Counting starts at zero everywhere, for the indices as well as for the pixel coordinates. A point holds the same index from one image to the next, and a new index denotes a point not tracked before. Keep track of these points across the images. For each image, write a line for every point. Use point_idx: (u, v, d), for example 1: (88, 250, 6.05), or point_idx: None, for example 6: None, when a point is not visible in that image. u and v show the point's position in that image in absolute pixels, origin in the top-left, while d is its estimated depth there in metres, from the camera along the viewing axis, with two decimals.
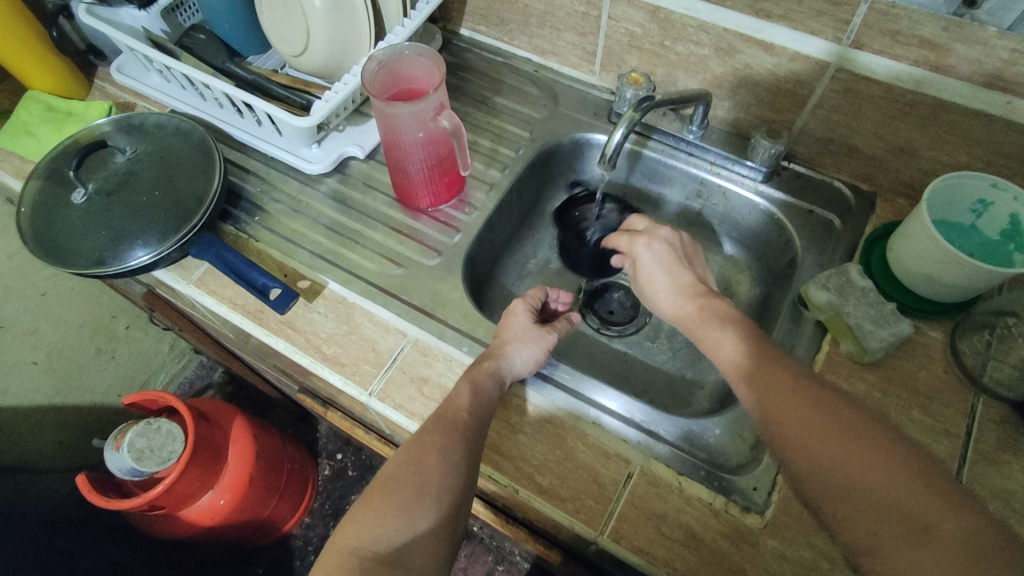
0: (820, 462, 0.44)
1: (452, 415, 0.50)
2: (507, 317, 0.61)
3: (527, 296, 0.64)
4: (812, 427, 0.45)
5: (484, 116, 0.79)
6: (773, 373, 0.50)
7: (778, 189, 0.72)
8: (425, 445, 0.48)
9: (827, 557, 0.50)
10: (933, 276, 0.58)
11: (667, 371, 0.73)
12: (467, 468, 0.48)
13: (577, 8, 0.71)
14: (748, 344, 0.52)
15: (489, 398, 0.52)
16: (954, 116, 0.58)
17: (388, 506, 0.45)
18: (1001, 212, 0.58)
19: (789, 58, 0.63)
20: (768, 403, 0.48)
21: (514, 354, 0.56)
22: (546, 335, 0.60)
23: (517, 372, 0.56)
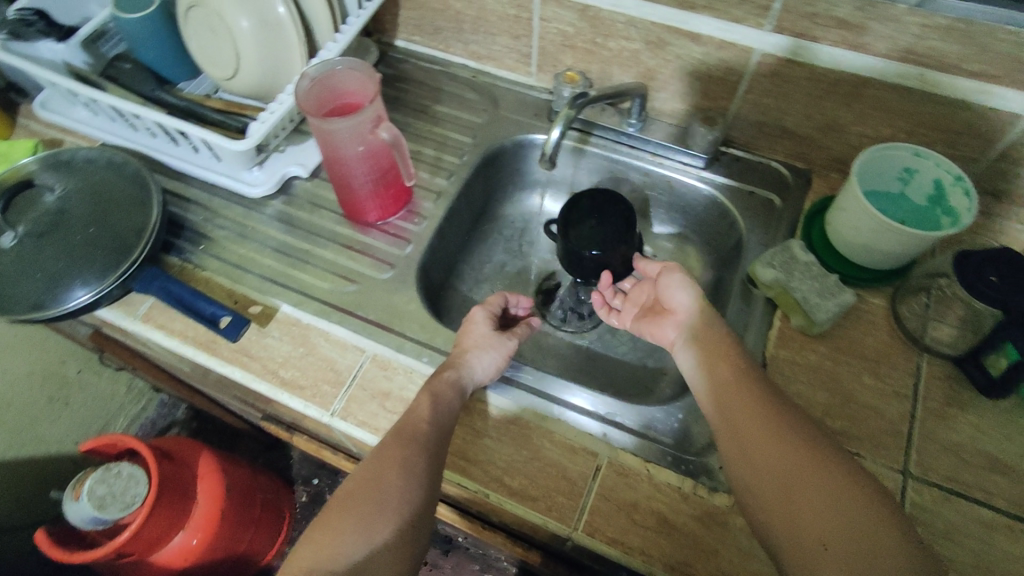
0: (770, 468, 0.46)
1: (411, 427, 0.49)
2: (472, 322, 0.61)
3: (487, 304, 0.64)
4: (764, 450, 0.47)
5: (426, 124, 0.79)
6: (736, 375, 0.53)
7: (719, 174, 0.73)
8: (386, 458, 0.48)
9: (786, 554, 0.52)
10: (869, 245, 0.60)
11: (629, 361, 0.74)
12: (428, 479, 0.48)
13: (508, 11, 0.72)
14: (716, 348, 0.55)
15: (449, 408, 0.52)
16: (874, 90, 0.60)
17: (347, 522, 0.44)
18: (926, 178, 0.61)
19: (717, 47, 0.64)
20: (731, 403, 0.51)
21: (474, 362, 0.56)
22: (505, 341, 0.60)
23: (478, 380, 0.56)
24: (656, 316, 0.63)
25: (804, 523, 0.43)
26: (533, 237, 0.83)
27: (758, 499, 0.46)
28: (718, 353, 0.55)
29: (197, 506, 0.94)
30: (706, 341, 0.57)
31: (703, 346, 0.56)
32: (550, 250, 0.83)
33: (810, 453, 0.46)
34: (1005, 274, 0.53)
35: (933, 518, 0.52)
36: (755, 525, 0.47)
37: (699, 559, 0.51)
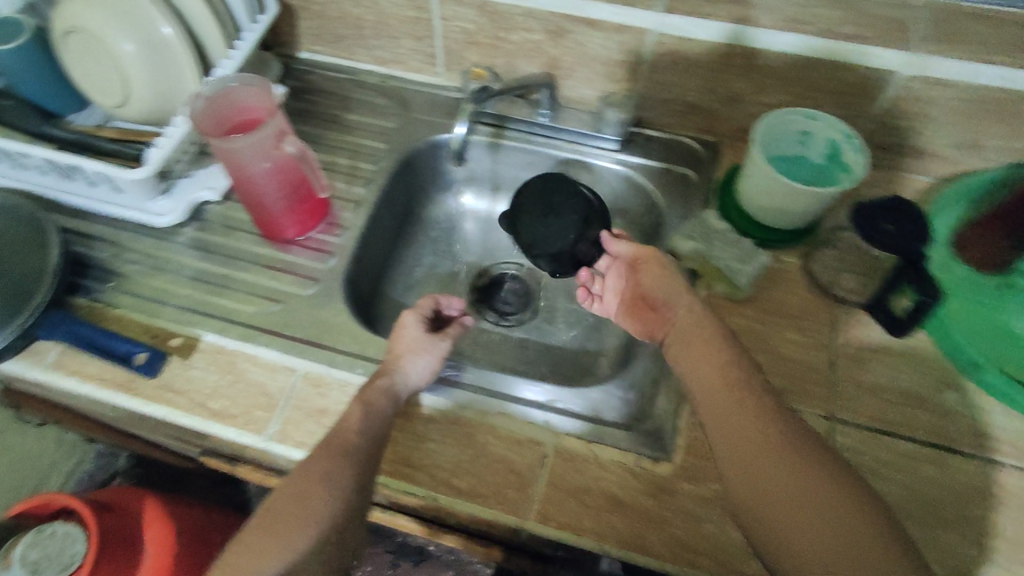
0: (745, 448, 0.47)
1: (339, 440, 0.49)
2: (403, 327, 0.60)
3: (418, 307, 0.63)
4: (739, 429, 0.48)
5: (338, 134, 0.78)
6: (725, 365, 0.51)
7: (635, 155, 0.74)
8: (310, 472, 0.47)
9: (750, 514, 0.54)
10: (779, 207, 0.63)
11: (568, 347, 0.75)
12: (354, 490, 0.48)
13: (408, 13, 0.71)
14: (703, 336, 0.54)
15: (381, 416, 0.52)
16: (765, 59, 0.63)
17: (265, 541, 0.45)
18: (821, 138, 0.65)
19: (614, 31, 0.66)
20: (724, 398, 0.50)
21: (408, 366, 0.56)
22: (438, 343, 0.60)
23: (411, 385, 0.56)
24: (636, 304, 0.62)
25: (792, 525, 0.43)
26: (459, 238, 0.83)
27: (743, 497, 0.47)
28: (698, 333, 0.54)
29: (146, 556, 0.86)
30: (693, 329, 0.55)
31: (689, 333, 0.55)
32: (479, 247, 0.83)
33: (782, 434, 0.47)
34: (900, 221, 0.56)
35: (864, 458, 0.55)
36: (740, 520, 0.47)
37: (651, 530, 0.52)
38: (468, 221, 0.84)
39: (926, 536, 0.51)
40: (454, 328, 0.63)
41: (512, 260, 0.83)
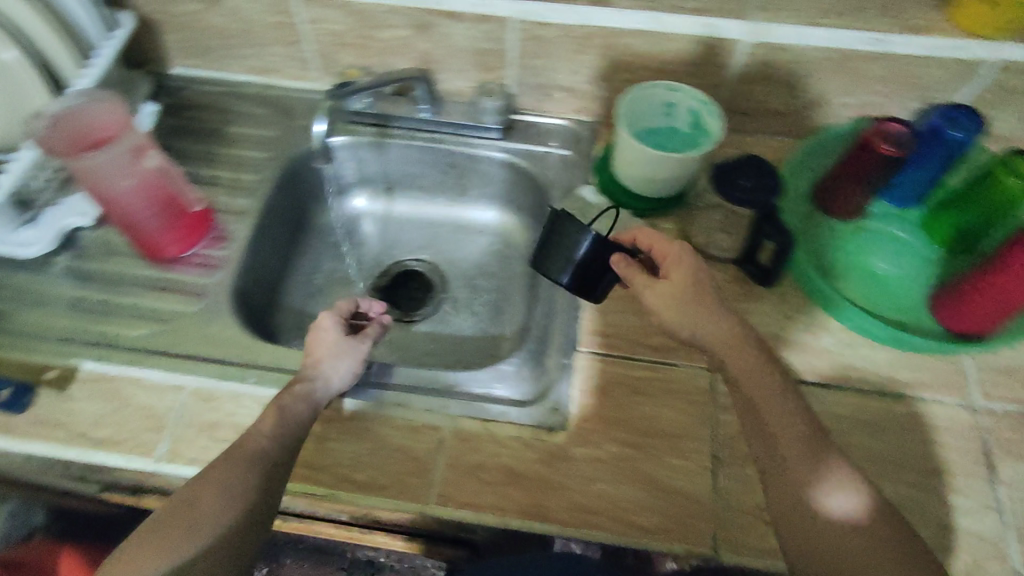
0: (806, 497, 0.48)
1: (246, 446, 0.50)
2: (318, 330, 0.58)
3: (336, 308, 0.61)
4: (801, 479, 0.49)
5: (219, 147, 0.77)
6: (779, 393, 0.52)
7: (517, 142, 0.76)
8: (214, 478, 0.48)
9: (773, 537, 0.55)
10: (649, 176, 0.66)
11: (474, 334, 0.76)
12: (258, 492, 0.49)
13: (273, 19, 0.71)
14: (750, 361, 0.53)
15: (296, 421, 0.52)
16: (621, 38, 0.66)
17: (155, 545, 0.46)
18: (683, 108, 0.68)
19: (477, 22, 0.67)
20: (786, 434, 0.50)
21: (329, 371, 0.56)
22: (360, 344, 0.58)
23: (326, 385, 0.55)
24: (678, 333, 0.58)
25: None
26: (358, 240, 0.84)
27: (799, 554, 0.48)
28: (751, 363, 0.53)
29: None
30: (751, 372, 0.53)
31: (734, 372, 0.53)
32: (379, 248, 0.84)
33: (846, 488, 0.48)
34: (751, 176, 0.62)
35: None
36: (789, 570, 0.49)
37: (549, 497, 0.54)
38: (366, 223, 0.84)
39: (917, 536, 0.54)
40: (375, 327, 0.61)
41: (410, 257, 0.83)
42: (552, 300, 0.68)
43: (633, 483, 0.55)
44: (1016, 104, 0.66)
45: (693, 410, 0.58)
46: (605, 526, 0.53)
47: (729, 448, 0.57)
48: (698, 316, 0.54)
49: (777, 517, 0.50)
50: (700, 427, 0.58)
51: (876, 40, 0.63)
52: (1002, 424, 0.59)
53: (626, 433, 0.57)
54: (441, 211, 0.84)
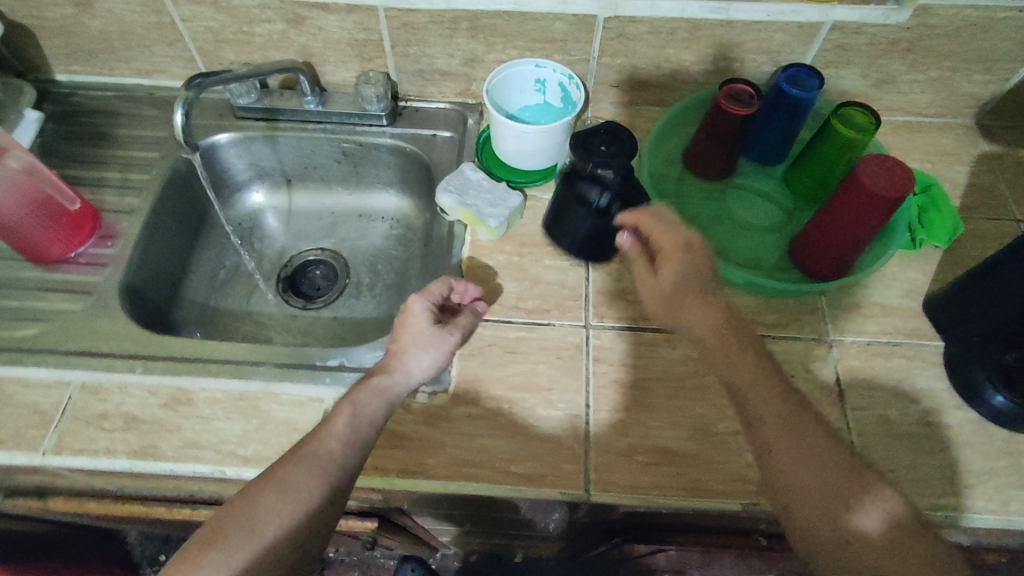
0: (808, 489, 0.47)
1: (318, 449, 0.49)
2: (411, 318, 0.58)
3: (428, 288, 0.60)
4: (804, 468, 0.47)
5: (109, 150, 0.78)
6: (775, 397, 0.50)
7: (404, 127, 0.79)
8: (280, 479, 0.48)
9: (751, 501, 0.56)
10: (521, 148, 0.70)
11: (377, 315, 0.78)
12: (327, 492, 0.48)
13: (149, 19, 0.72)
14: (770, 382, 0.51)
15: (369, 422, 0.52)
16: (486, 20, 0.69)
17: (213, 548, 0.45)
18: (552, 83, 0.73)
19: (346, 11, 0.70)
20: (808, 464, 0.47)
21: (411, 364, 0.55)
22: (446, 336, 0.58)
23: (407, 373, 0.55)
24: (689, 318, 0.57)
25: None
26: (263, 233, 0.85)
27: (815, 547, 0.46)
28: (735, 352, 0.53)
29: None
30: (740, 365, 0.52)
31: (727, 363, 0.53)
32: (283, 239, 0.86)
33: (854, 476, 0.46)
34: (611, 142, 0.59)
35: (613, 352, 0.63)
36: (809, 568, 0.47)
37: (430, 455, 0.57)
38: (269, 216, 0.86)
39: None
40: (465, 317, 0.60)
41: (313, 247, 0.85)
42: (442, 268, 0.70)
43: (512, 434, 0.58)
44: (854, 61, 0.72)
45: (566, 364, 0.62)
46: (484, 476, 0.56)
47: (601, 395, 0.60)
48: (708, 337, 0.54)
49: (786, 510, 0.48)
50: (575, 378, 0.61)
51: (719, 8, 0.67)
52: (852, 355, 0.64)
53: (505, 390, 0.61)
54: (342, 199, 0.86)
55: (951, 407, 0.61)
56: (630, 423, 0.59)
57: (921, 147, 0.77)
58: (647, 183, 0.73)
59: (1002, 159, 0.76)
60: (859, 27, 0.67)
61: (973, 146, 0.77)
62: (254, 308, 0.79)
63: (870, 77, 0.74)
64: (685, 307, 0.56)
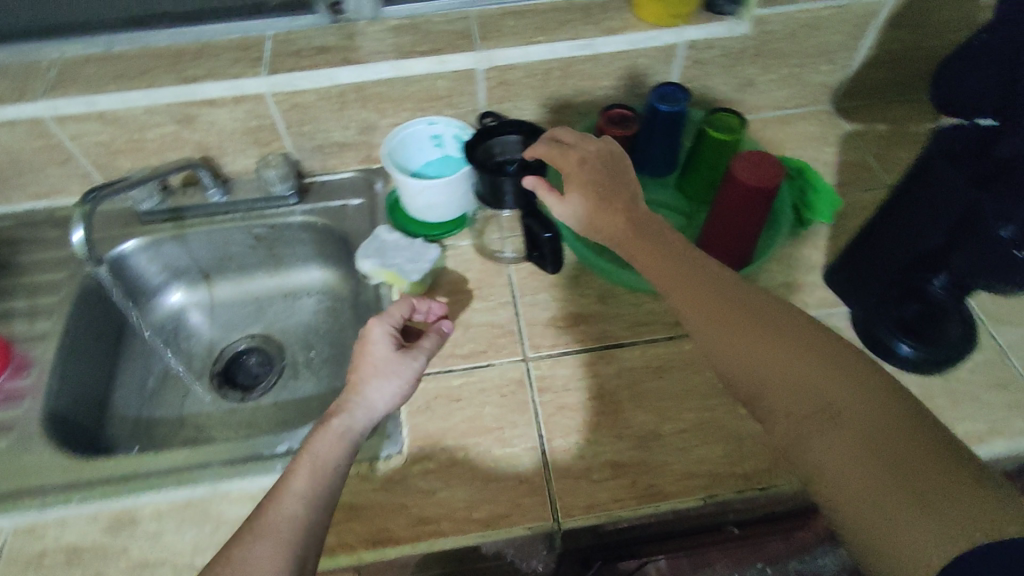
0: (732, 343, 0.47)
1: (274, 516, 0.45)
2: (371, 339, 0.58)
3: (389, 313, 0.61)
4: (729, 325, 0.48)
5: (11, 278, 0.75)
6: (692, 277, 0.51)
7: (314, 202, 0.80)
8: (235, 558, 0.43)
9: (719, 477, 0.59)
10: (428, 203, 0.73)
11: (319, 392, 0.78)
12: (293, 561, 0.43)
13: (34, 143, 0.71)
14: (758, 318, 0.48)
15: (333, 469, 0.50)
16: (372, 89, 0.73)
17: None
18: (448, 136, 0.76)
19: (235, 104, 0.71)
20: (811, 391, 0.43)
21: (373, 394, 0.55)
22: (409, 362, 0.57)
23: (369, 406, 0.54)
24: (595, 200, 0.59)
25: (808, 429, 0.42)
26: (187, 333, 0.84)
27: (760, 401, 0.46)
28: (653, 233, 0.56)
29: None
30: (656, 251, 0.55)
31: (642, 256, 0.55)
32: (210, 334, 0.84)
33: (781, 323, 0.47)
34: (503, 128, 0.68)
35: (553, 378, 0.65)
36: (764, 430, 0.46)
37: (392, 520, 0.57)
38: (192, 313, 0.85)
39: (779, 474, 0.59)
40: (428, 339, 0.60)
41: (242, 335, 0.84)
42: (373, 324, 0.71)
43: (470, 480, 0.59)
44: (714, 72, 0.79)
45: (511, 401, 0.64)
46: (450, 529, 0.56)
47: (549, 424, 0.62)
48: (620, 233, 0.57)
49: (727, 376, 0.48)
50: (521, 412, 0.63)
51: (584, 46, 0.73)
52: None
53: (458, 437, 0.61)
54: (264, 281, 0.86)
55: None
56: (582, 443, 0.61)
57: (791, 136, 0.84)
58: None
59: (863, 135, 0.84)
60: (710, 42, 0.75)
61: (836, 128, 0.85)
62: (188, 411, 0.77)
63: (732, 83, 0.81)
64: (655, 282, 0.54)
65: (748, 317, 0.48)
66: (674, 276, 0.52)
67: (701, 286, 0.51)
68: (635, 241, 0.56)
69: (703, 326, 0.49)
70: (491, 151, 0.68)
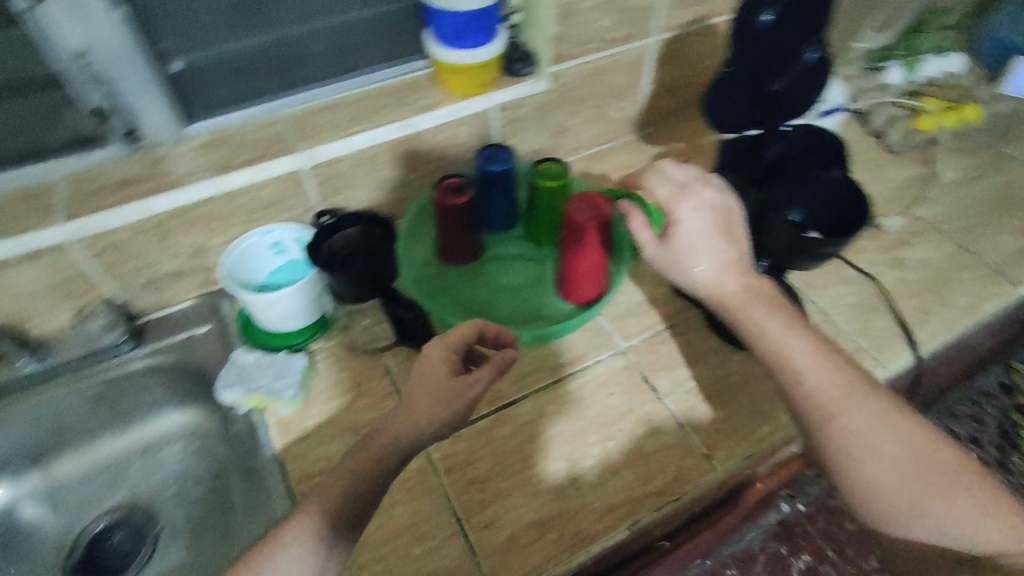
0: (885, 462, 0.51)
1: (309, 517, 0.54)
2: (434, 361, 0.59)
3: (457, 333, 0.61)
4: (898, 461, 0.51)
5: None
6: (873, 423, 0.53)
7: (153, 343, 0.73)
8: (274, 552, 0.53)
9: (634, 499, 0.61)
10: (283, 314, 0.69)
11: (206, 547, 0.69)
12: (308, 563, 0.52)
13: None
14: (917, 451, 0.52)
15: (362, 492, 0.54)
16: (193, 211, 0.69)
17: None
18: (286, 242, 0.73)
19: (33, 260, 0.64)
20: (970, 534, 0.51)
21: (415, 422, 0.56)
22: (461, 390, 0.57)
23: (426, 423, 0.56)
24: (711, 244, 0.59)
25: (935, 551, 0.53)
26: (27, 531, 0.71)
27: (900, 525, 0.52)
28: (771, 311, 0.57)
29: None
30: (817, 375, 0.54)
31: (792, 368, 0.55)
32: (55, 523, 0.72)
33: (939, 463, 0.52)
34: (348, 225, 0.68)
35: (457, 454, 0.64)
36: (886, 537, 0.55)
37: None
38: (24, 505, 0.72)
39: (686, 479, 0.63)
40: (486, 368, 0.58)
41: (98, 512, 0.73)
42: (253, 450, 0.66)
43: None
44: (529, 127, 0.85)
45: (418, 491, 0.61)
46: None
47: (463, 502, 0.61)
48: (750, 320, 0.57)
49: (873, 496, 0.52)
50: (432, 500, 0.61)
51: (402, 126, 0.75)
52: (643, 353, 0.72)
53: (377, 547, 0.58)
54: (111, 440, 0.74)
55: (729, 353, 0.73)
56: (501, 512, 0.60)
57: (609, 169, 0.93)
58: (413, 291, 0.77)
59: (668, 155, 0.95)
60: (518, 102, 0.81)
61: (644, 154, 0.95)
62: None
63: (546, 134, 0.88)
64: (789, 396, 0.55)
65: (925, 465, 0.52)
66: (835, 407, 0.53)
67: (866, 420, 0.52)
68: (775, 337, 0.56)
69: (876, 468, 0.51)
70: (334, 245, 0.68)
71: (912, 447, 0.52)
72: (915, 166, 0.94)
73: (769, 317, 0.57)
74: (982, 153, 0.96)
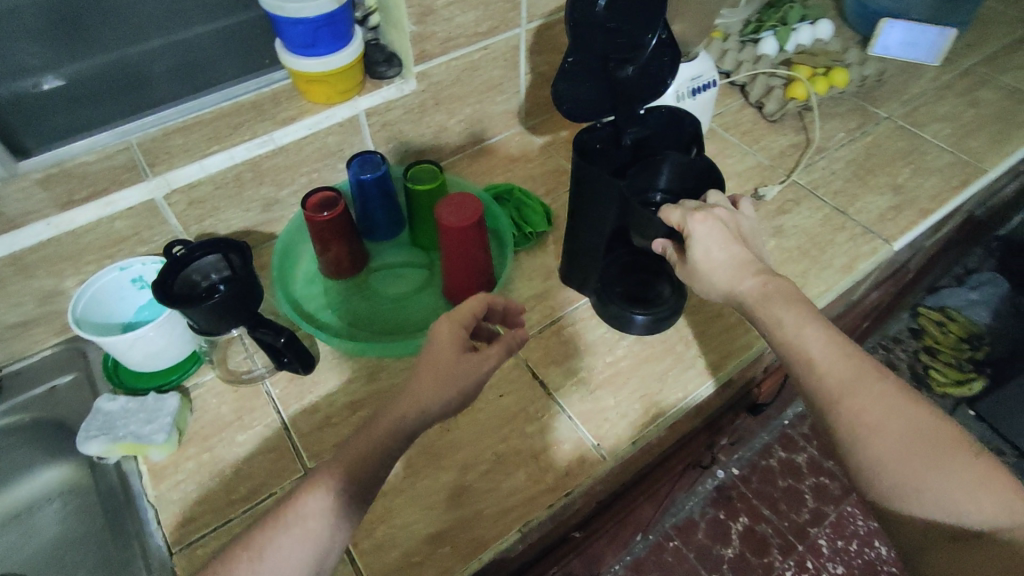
0: (887, 435, 0.47)
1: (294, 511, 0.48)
2: (445, 341, 0.55)
3: (469, 308, 0.58)
4: (901, 437, 0.47)
5: None
6: (883, 398, 0.48)
7: (10, 399, 0.68)
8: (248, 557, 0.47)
9: (529, 499, 0.61)
10: (150, 353, 0.66)
11: None
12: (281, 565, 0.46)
13: None
14: (920, 424, 0.48)
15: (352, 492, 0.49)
16: (34, 253, 0.64)
17: None
18: (151, 276, 0.70)
19: None
20: (966, 516, 0.46)
21: (429, 399, 0.52)
22: (477, 365, 0.54)
23: (425, 405, 0.51)
24: (733, 245, 0.55)
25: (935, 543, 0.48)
26: None
27: (897, 505, 0.48)
28: (785, 292, 0.54)
29: None
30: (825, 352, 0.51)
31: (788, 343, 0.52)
32: None
33: (947, 442, 0.47)
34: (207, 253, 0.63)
35: None
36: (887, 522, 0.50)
37: None
38: None
39: (579, 471, 0.63)
40: (498, 346, 0.55)
41: None
42: (127, 503, 0.62)
43: None
44: (405, 129, 0.83)
45: None
46: None
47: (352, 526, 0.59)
48: (760, 298, 0.54)
49: (869, 474, 0.48)
50: None
51: (263, 142, 0.72)
52: (531, 349, 0.72)
53: None
54: None
55: (618, 339, 0.73)
56: (391, 531, 0.59)
57: (496, 164, 0.92)
58: (293, 314, 0.73)
59: (554, 145, 0.95)
60: (388, 105, 0.78)
61: (531, 145, 0.94)
62: None
63: (425, 135, 0.86)
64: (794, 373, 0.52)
65: (929, 443, 0.47)
66: (840, 385, 0.49)
67: (871, 400, 0.48)
68: (788, 330, 0.52)
69: (874, 442, 0.48)
70: (191, 281, 0.63)
71: (919, 424, 0.48)
72: (793, 133, 0.97)
73: (784, 310, 0.53)
74: (854, 116, 0.99)
